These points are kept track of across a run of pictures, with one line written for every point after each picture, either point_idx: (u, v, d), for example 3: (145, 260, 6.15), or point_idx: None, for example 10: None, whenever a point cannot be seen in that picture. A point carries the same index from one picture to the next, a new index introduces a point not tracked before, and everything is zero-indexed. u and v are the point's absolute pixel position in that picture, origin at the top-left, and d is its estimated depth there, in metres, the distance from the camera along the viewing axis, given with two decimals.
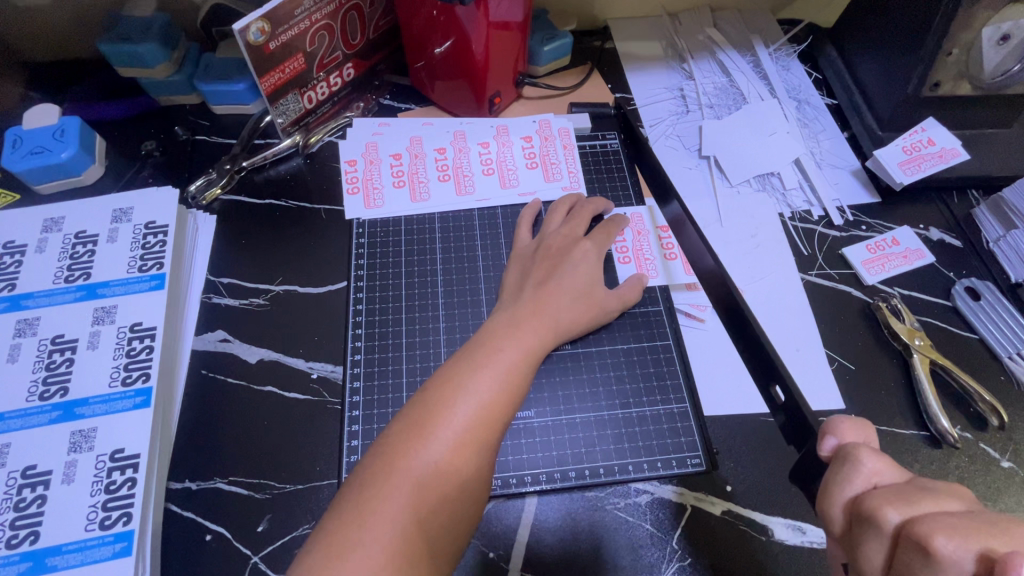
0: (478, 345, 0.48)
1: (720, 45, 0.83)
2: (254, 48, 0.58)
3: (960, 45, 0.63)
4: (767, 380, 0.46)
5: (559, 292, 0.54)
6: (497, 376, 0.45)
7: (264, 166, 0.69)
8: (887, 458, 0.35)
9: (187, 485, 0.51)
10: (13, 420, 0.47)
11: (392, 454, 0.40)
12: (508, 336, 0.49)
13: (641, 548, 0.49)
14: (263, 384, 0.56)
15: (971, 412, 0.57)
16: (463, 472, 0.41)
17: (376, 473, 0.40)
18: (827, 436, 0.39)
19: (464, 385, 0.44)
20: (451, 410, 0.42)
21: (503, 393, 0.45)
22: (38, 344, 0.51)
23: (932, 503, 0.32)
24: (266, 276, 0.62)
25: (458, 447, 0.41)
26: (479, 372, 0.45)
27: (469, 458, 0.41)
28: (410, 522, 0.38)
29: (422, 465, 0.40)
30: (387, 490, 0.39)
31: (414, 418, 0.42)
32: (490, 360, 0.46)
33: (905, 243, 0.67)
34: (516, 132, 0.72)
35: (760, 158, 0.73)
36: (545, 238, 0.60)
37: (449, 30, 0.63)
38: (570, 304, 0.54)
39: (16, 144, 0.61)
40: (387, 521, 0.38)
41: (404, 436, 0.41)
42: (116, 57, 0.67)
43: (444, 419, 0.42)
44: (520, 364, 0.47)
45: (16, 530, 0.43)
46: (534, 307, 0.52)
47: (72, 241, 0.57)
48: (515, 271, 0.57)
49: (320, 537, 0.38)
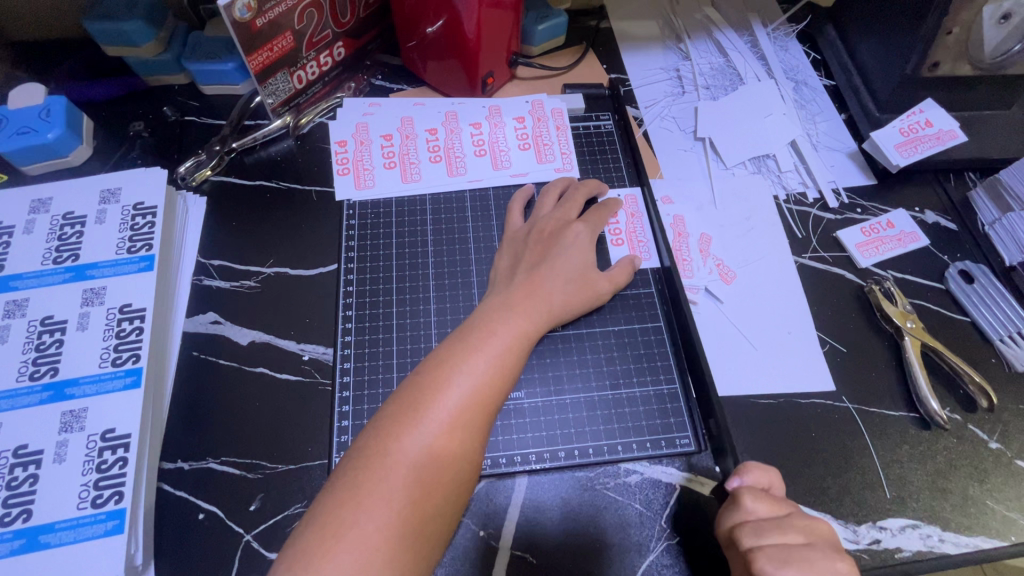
0: (472, 328, 0.48)
1: (717, 25, 0.81)
2: (241, 26, 0.57)
3: (960, 24, 0.62)
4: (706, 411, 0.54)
5: (551, 275, 0.54)
6: (490, 358, 0.45)
7: (254, 148, 0.68)
8: (768, 502, 0.43)
9: (180, 465, 0.52)
10: (3, 401, 0.47)
11: (386, 435, 0.41)
12: (502, 319, 0.49)
13: (630, 527, 0.50)
14: (255, 365, 0.57)
15: (960, 394, 0.57)
16: (457, 454, 0.41)
17: (370, 453, 0.40)
18: (734, 476, 0.45)
19: (458, 367, 0.44)
20: (445, 392, 0.43)
21: (497, 375, 0.45)
22: (28, 325, 0.51)
23: (780, 538, 0.41)
24: (256, 259, 0.62)
25: (452, 428, 0.42)
26: (472, 354, 0.45)
27: (463, 439, 0.42)
28: (403, 503, 0.39)
29: (416, 447, 0.40)
30: (381, 472, 0.39)
31: (408, 399, 0.42)
32: (484, 342, 0.46)
33: (900, 226, 0.67)
34: (509, 112, 0.71)
35: (755, 140, 0.72)
36: (537, 221, 0.59)
37: (441, 8, 0.63)
38: (563, 286, 0.54)
39: (2, 124, 0.60)
40: (380, 502, 0.38)
41: (397, 417, 0.42)
42: (102, 36, 0.66)
43: (438, 401, 0.42)
44: (514, 347, 0.47)
45: (8, 509, 0.44)
46: (526, 290, 0.52)
47: (60, 222, 0.56)
48: (508, 256, 0.57)
49: (316, 516, 0.38)
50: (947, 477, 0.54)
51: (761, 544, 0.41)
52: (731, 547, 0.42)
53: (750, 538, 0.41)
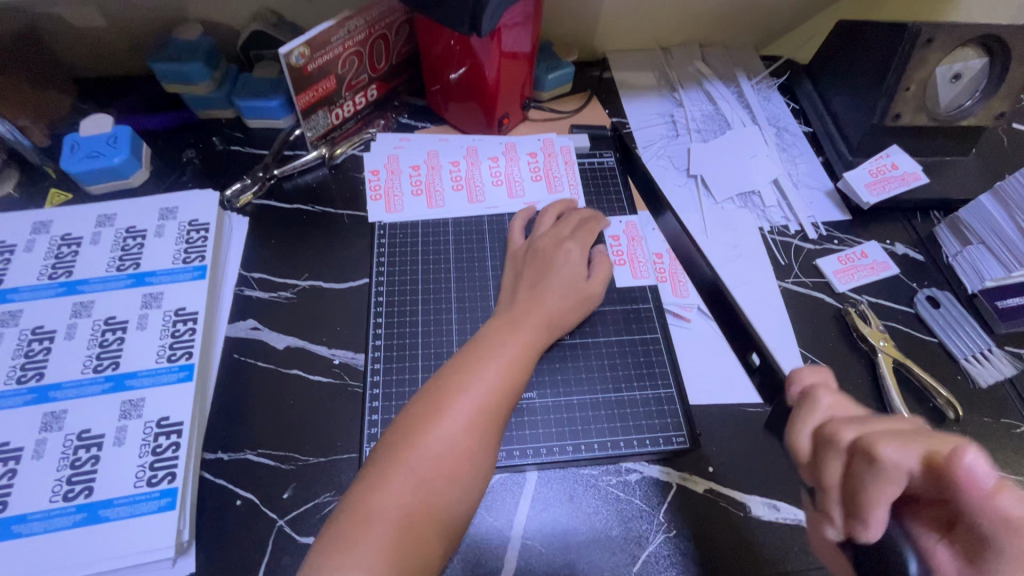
0: (485, 339, 0.54)
1: (708, 77, 0.91)
2: (294, 69, 0.66)
3: (917, 81, 0.72)
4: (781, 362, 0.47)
5: (550, 290, 0.60)
6: (502, 365, 0.51)
7: (293, 175, 0.76)
8: (841, 399, 0.41)
9: (220, 455, 0.57)
10: (69, 390, 0.53)
11: (412, 432, 0.46)
12: (511, 332, 0.55)
13: (631, 520, 0.55)
14: (290, 367, 0.62)
15: (930, 407, 0.63)
16: (474, 450, 0.46)
17: (397, 448, 0.45)
18: (792, 383, 0.45)
19: (474, 373, 0.50)
20: (463, 394, 0.48)
21: (507, 381, 0.51)
22: (93, 324, 0.57)
23: (885, 425, 0.36)
24: (293, 272, 0.69)
25: (470, 426, 0.47)
26: (486, 362, 0.51)
27: (480, 437, 0.47)
28: (427, 492, 0.44)
29: (438, 442, 0.45)
30: (408, 465, 0.44)
31: (431, 399, 0.48)
32: (495, 352, 0.52)
33: (873, 256, 0.74)
34: (524, 149, 0.79)
35: (742, 178, 0.80)
36: (535, 240, 0.66)
37: (464, 58, 0.72)
38: (560, 298, 0.60)
39: (74, 148, 0.68)
40: (409, 490, 0.43)
41: (421, 416, 0.47)
42: (164, 75, 0.75)
43: (457, 402, 0.48)
44: (521, 357, 0.53)
45: (72, 485, 0.48)
46: (528, 304, 0.59)
47: (123, 235, 0.63)
48: (510, 273, 0.64)
49: (349, 502, 0.43)
50: None
51: (865, 430, 0.36)
52: (826, 449, 0.37)
53: (852, 429, 0.36)
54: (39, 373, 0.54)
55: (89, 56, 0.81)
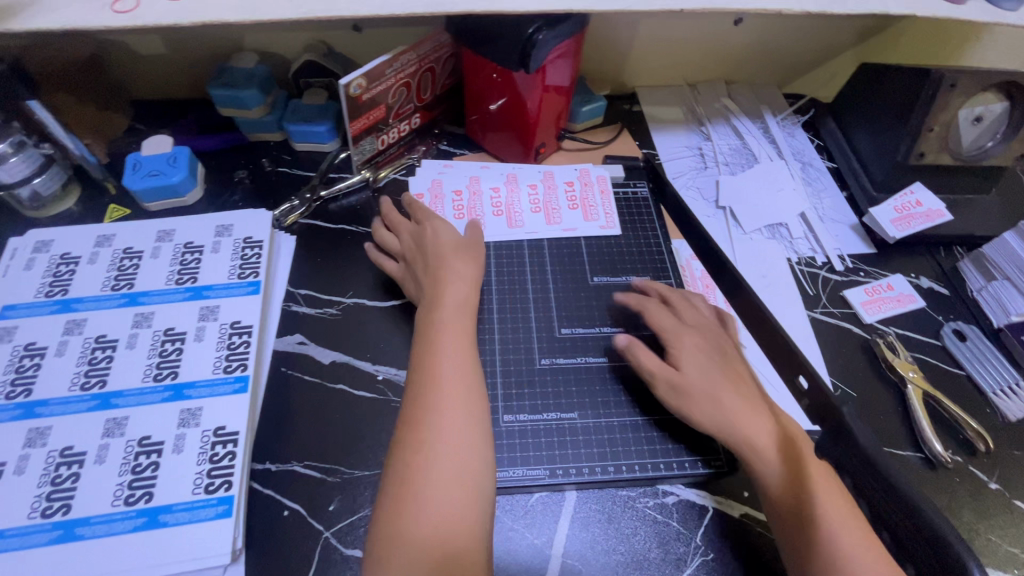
0: (429, 340, 0.56)
1: (734, 112, 0.95)
2: (351, 99, 0.69)
3: (940, 123, 0.76)
4: (794, 371, 0.48)
5: (453, 272, 0.63)
6: (456, 361, 0.54)
7: (338, 197, 0.79)
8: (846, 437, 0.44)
9: (268, 466, 0.58)
10: (131, 397, 0.55)
11: (408, 459, 0.48)
12: (449, 322, 0.58)
13: (668, 542, 0.56)
14: (335, 382, 0.64)
15: (960, 438, 0.64)
16: (472, 454, 0.49)
17: (400, 480, 0.47)
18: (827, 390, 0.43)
19: (438, 380, 0.52)
20: (439, 403, 0.50)
21: (468, 377, 0.53)
22: (153, 334, 0.59)
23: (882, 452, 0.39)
24: (339, 290, 0.71)
25: (460, 436, 0.49)
26: (441, 364, 0.53)
27: (472, 440, 0.50)
28: (439, 497, 0.46)
29: (438, 460, 0.48)
30: (421, 493, 0.46)
31: (412, 421, 0.50)
32: (444, 348, 0.55)
33: (899, 289, 0.76)
34: (560, 177, 0.82)
35: (769, 210, 0.83)
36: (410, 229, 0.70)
37: (505, 90, 0.75)
38: (462, 272, 0.64)
39: (136, 166, 0.72)
40: (431, 511, 0.45)
41: (409, 441, 0.49)
42: (220, 100, 0.79)
43: (435, 415, 0.50)
44: (467, 346, 0.56)
45: (133, 490, 0.50)
46: (434, 289, 0.62)
47: (181, 250, 0.66)
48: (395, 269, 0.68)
49: (376, 537, 0.45)
50: (953, 512, 0.60)
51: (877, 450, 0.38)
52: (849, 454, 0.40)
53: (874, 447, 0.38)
54: (102, 381, 0.56)
55: (148, 80, 0.86)
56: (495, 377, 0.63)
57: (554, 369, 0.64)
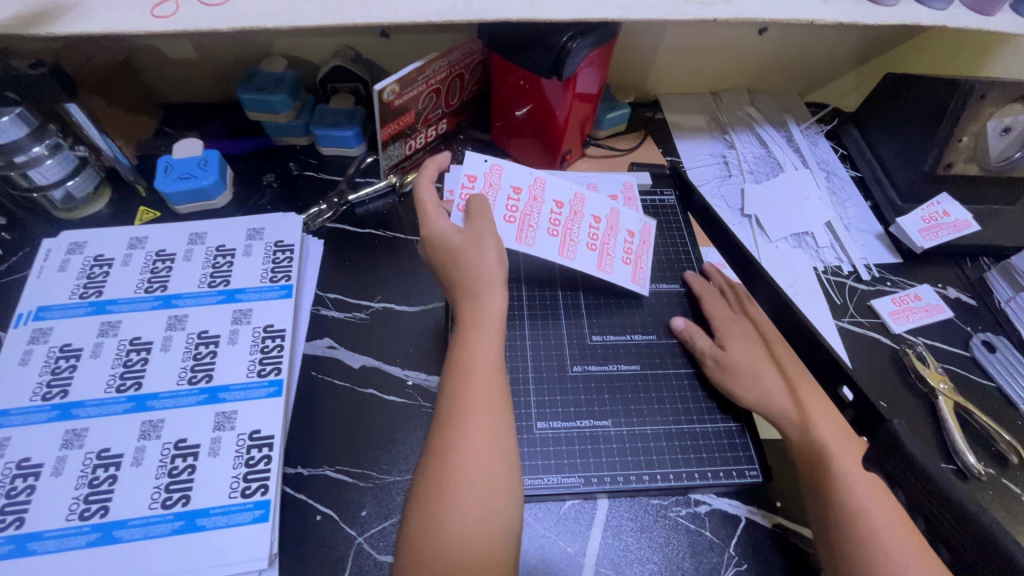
0: (455, 365, 0.53)
1: (757, 120, 0.95)
2: (384, 105, 0.69)
3: (969, 134, 0.76)
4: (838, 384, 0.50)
5: (463, 275, 0.57)
6: (483, 392, 0.51)
7: (365, 201, 0.80)
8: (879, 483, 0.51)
9: (300, 471, 0.58)
10: (166, 400, 0.55)
11: (432, 500, 0.46)
12: (475, 344, 0.53)
13: (702, 552, 0.56)
14: (365, 387, 0.64)
15: (992, 451, 0.64)
16: (499, 496, 0.47)
17: (424, 520, 0.46)
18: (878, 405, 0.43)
19: (464, 415, 0.49)
20: (464, 443, 0.48)
21: (495, 406, 0.50)
22: (187, 337, 0.59)
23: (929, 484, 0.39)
24: (367, 295, 0.72)
25: (484, 477, 0.47)
26: (467, 397, 0.50)
27: (500, 480, 0.48)
28: (469, 517, 0.46)
29: (461, 503, 0.46)
30: (442, 535, 0.45)
31: (436, 461, 0.48)
32: (471, 378, 0.51)
33: (927, 299, 0.76)
34: (624, 222, 0.72)
35: (795, 219, 0.83)
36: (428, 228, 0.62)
37: (532, 96, 0.76)
38: (473, 269, 0.57)
39: (167, 169, 0.72)
40: (459, 532, 0.45)
41: (434, 481, 0.47)
42: (250, 104, 0.80)
43: (460, 454, 0.47)
44: (494, 371, 0.52)
45: (170, 493, 0.50)
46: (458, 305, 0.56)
47: (213, 253, 0.66)
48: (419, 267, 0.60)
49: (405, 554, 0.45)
50: None
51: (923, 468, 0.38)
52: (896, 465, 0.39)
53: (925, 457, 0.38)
54: (137, 383, 0.56)
55: (176, 84, 0.86)
56: (526, 384, 0.63)
57: (586, 376, 0.64)
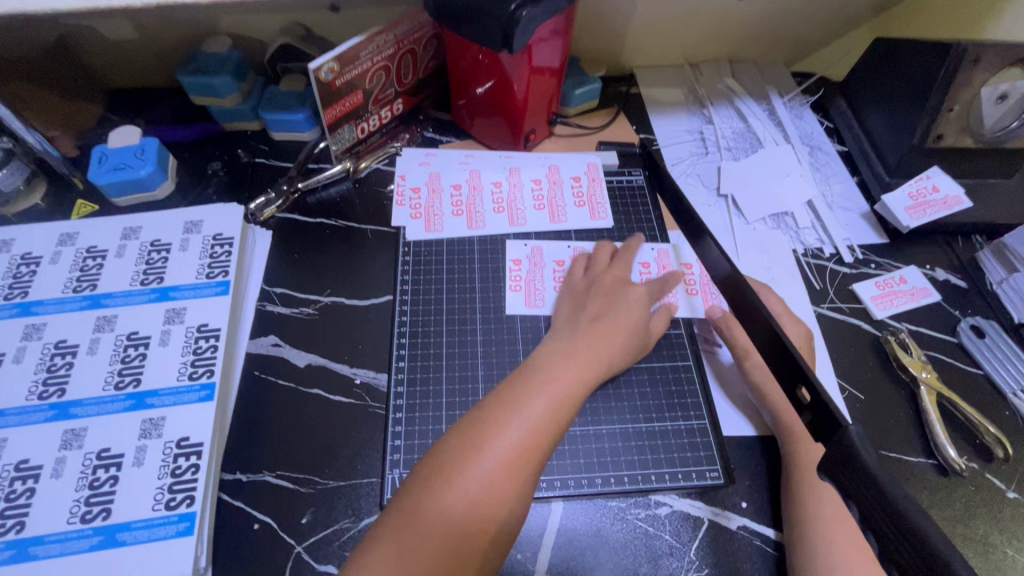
0: (532, 371, 0.52)
1: (738, 93, 0.90)
2: (323, 85, 0.65)
3: (961, 102, 0.70)
4: (794, 382, 0.44)
5: (613, 328, 0.57)
6: (548, 403, 0.49)
7: (317, 189, 0.75)
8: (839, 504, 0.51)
9: (238, 476, 0.55)
10: (90, 407, 0.52)
11: (445, 471, 0.44)
12: (563, 365, 0.52)
13: (661, 558, 0.52)
14: (310, 387, 0.60)
15: (977, 444, 0.60)
16: (511, 496, 0.44)
17: (425, 489, 0.43)
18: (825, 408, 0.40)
19: (518, 412, 0.47)
20: (504, 434, 0.46)
21: (561, 419, 0.49)
22: (115, 338, 0.56)
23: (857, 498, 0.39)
24: (316, 288, 0.67)
25: (506, 471, 0.44)
26: (532, 399, 0.48)
27: (516, 482, 0.45)
28: (493, 490, 0.44)
29: (472, 486, 0.43)
30: (435, 506, 0.43)
31: (468, 436, 0.46)
32: (542, 386, 0.50)
33: (913, 282, 0.72)
34: (675, 257, 0.71)
35: (775, 198, 0.78)
36: (597, 276, 0.64)
37: (492, 72, 0.70)
38: (622, 340, 0.57)
39: (102, 160, 0.68)
40: (473, 498, 0.43)
41: (458, 454, 0.45)
42: (192, 88, 0.75)
43: (496, 442, 0.45)
44: (571, 394, 0.50)
45: (89, 507, 0.48)
46: (588, 339, 0.55)
47: (147, 248, 0.63)
48: (570, 303, 0.62)
49: (409, 497, 0.43)
50: (968, 524, 0.56)
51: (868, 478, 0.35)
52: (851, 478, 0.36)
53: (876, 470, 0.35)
54: (61, 390, 0.53)
55: (118, 66, 0.81)
56: (475, 383, 0.61)
57: None
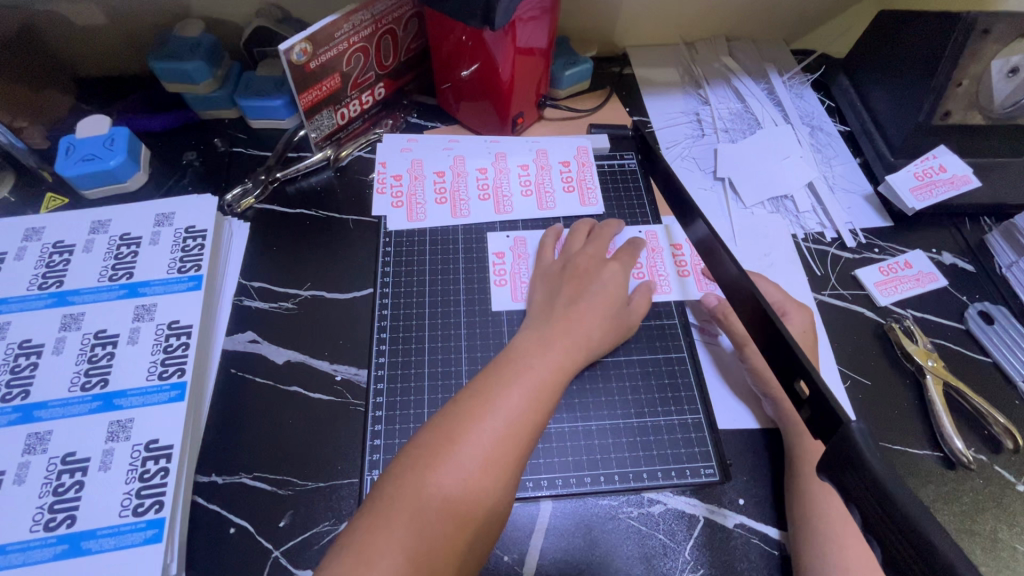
0: (508, 360, 0.50)
1: (736, 72, 0.86)
2: (296, 67, 0.62)
3: (969, 76, 0.67)
4: (792, 375, 0.41)
5: (589, 312, 0.55)
6: (526, 392, 0.47)
7: (297, 178, 0.72)
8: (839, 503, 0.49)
9: (213, 479, 0.52)
10: (55, 409, 0.51)
11: (420, 461, 0.42)
12: (540, 354, 0.50)
13: (654, 558, 0.50)
14: (290, 384, 0.57)
15: (985, 435, 0.57)
16: (493, 488, 0.42)
17: (401, 484, 0.41)
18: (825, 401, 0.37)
19: (494, 401, 0.45)
20: (481, 424, 0.44)
21: (542, 407, 0.47)
22: (82, 338, 0.55)
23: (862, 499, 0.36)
24: (295, 281, 0.64)
25: (486, 462, 0.42)
26: (508, 388, 0.46)
27: (497, 472, 0.42)
28: (473, 482, 0.41)
29: (448, 475, 0.41)
30: (411, 501, 0.40)
31: (444, 427, 0.44)
32: (519, 375, 0.48)
33: (918, 267, 0.69)
34: (666, 240, 0.69)
35: (774, 181, 0.75)
36: (572, 256, 0.62)
37: (476, 54, 0.67)
38: (600, 322, 0.56)
39: (69, 150, 0.65)
40: (452, 491, 0.41)
41: (433, 446, 0.43)
42: (163, 74, 0.71)
43: (473, 431, 0.43)
44: (550, 381, 0.49)
45: (54, 514, 0.46)
46: (563, 327, 0.53)
47: (117, 242, 0.61)
48: (544, 288, 0.59)
49: (385, 493, 0.41)
50: (975, 519, 0.53)
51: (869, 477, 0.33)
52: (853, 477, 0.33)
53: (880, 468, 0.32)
54: (25, 392, 0.51)
55: (88, 53, 0.78)
56: (460, 378, 0.58)
57: None
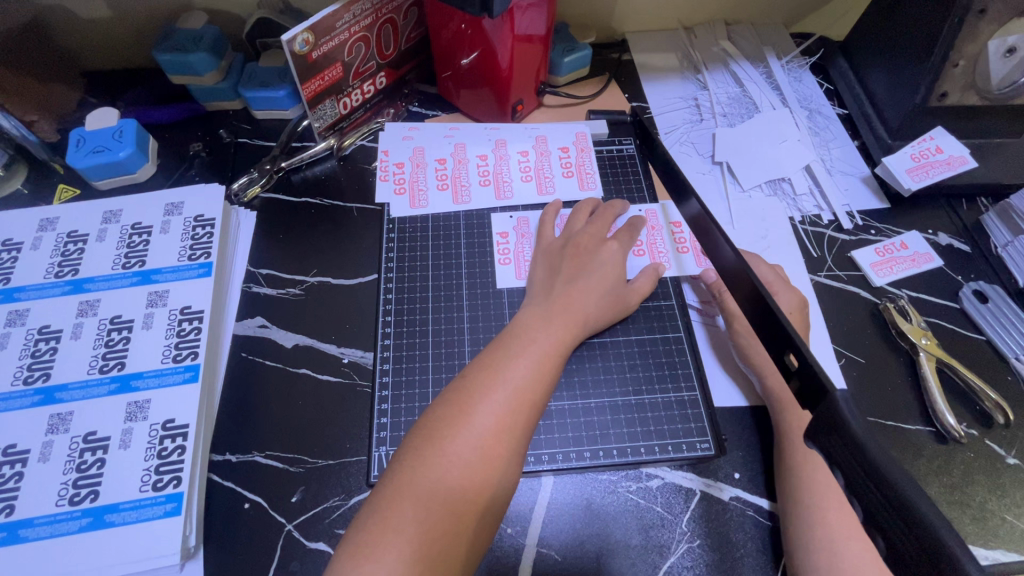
0: (513, 335, 0.51)
1: (734, 56, 0.86)
2: (299, 57, 0.63)
3: (965, 57, 0.66)
4: (781, 348, 0.42)
5: (587, 289, 0.57)
6: (531, 364, 0.49)
7: (301, 167, 0.73)
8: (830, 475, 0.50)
9: (227, 458, 0.54)
10: (75, 391, 0.53)
11: (433, 433, 0.44)
12: (542, 328, 0.52)
13: (652, 529, 0.52)
14: (298, 367, 0.59)
15: (977, 410, 0.58)
16: (504, 454, 0.44)
17: (417, 455, 0.43)
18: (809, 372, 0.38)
19: (502, 373, 0.47)
20: (489, 395, 0.46)
21: (547, 378, 0.49)
22: (98, 323, 0.57)
23: None
24: (301, 268, 0.66)
25: (498, 430, 0.44)
26: (514, 361, 0.48)
27: (507, 442, 0.44)
28: (484, 452, 0.43)
29: (461, 445, 0.43)
30: (432, 471, 0.42)
31: (456, 400, 0.46)
32: (523, 349, 0.50)
33: (914, 247, 0.70)
34: (666, 218, 0.70)
35: (771, 164, 0.76)
36: (573, 235, 0.63)
37: (476, 42, 0.67)
38: (598, 299, 0.57)
39: (79, 143, 0.67)
40: (465, 461, 0.43)
41: (447, 418, 0.44)
42: (169, 66, 0.72)
43: (482, 402, 0.45)
44: (553, 353, 0.51)
45: (78, 489, 0.49)
46: (564, 303, 0.55)
47: (129, 231, 0.63)
48: (545, 266, 0.61)
49: (401, 467, 0.43)
50: (964, 490, 0.55)
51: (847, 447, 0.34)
52: (836, 443, 0.35)
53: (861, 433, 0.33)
54: (45, 374, 0.54)
55: (94, 45, 0.79)
56: (462, 358, 0.60)
57: None
